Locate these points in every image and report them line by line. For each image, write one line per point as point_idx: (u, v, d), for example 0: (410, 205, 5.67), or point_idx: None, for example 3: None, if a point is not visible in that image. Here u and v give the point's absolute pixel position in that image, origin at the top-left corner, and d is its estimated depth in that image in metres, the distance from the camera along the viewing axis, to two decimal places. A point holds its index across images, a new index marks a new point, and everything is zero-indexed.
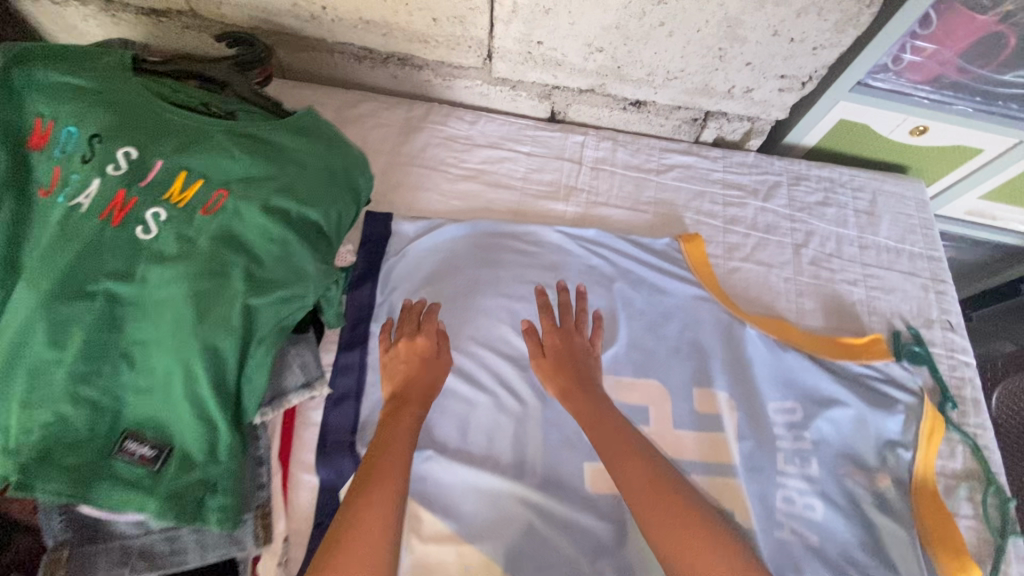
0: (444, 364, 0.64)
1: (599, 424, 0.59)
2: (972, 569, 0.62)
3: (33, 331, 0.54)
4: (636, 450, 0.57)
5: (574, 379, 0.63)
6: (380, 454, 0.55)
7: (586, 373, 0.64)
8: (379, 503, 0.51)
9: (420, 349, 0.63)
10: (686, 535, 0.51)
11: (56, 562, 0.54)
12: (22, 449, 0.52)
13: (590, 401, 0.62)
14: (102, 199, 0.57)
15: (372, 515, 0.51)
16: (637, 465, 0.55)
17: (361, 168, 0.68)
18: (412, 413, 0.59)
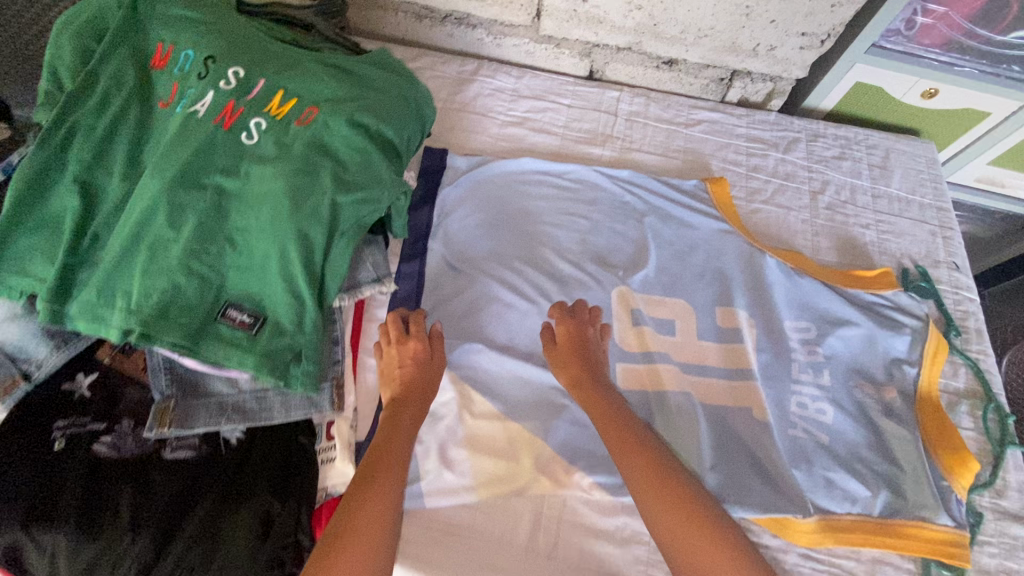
0: (437, 366, 0.67)
1: (609, 417, 0.63)
2: (973, 463, 0.68)
3: (155, 213, 0.63)
4: (638, 447, 0.60)
5: (582, 375, 0.66)
6: (382, 450, 0.59)
7: (596, 368, 0.67)
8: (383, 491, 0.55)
9: (417, 351, 0.66)
10: (687, 524, 0.55)
11: (163, 409, 0.62)
12: (142, 309, 0.61)
13: (599, 393, 0.65)
14: (215, 108, 0.67)
15: (375, 506, 0.54)
16: (643, 462, 0.59)
17: (427, 101, 0.78)
18: (413, 411, 0.63)
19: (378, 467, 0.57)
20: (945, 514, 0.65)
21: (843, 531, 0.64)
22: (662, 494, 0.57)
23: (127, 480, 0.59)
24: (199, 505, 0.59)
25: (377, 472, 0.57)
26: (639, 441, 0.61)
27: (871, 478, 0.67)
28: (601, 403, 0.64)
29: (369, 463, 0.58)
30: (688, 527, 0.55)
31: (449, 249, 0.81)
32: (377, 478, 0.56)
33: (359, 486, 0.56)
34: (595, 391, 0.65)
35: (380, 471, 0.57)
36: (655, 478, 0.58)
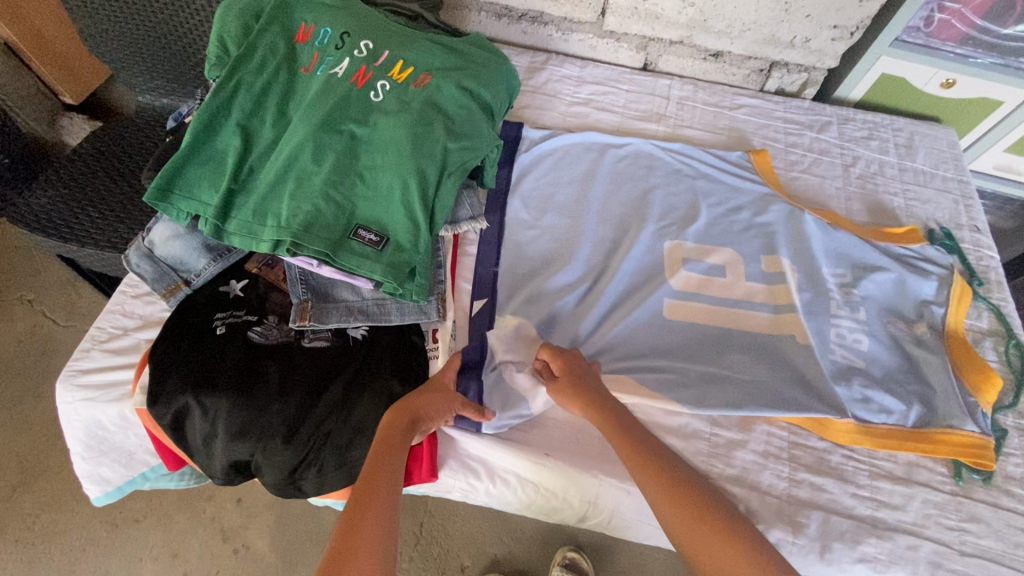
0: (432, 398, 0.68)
1: (630, 448, 0.64)
2: (997, 383, 0.77)
3: (303, 150, 0.77)
4: (671, 481, 0.61)
5: (587, 407, 0.67)
6: (378, 470, 0.60)
7: (602, 395, 0.68)
8: (378, 512, 0.57)
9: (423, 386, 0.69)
10: (721, 544, 0.56)
11: (304, 307, 0.74)
12: (290, 224, 0.73)
13: (624, 429, 0.65)
14: (350, 73, 0.83)
15: (374, 529, 0.55)
16: (658, 481, 0.61)
17: (514, 79, 0.93)
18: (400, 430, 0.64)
19: (374, 488, 0.58)
20: (971, 422, 0.73)
21: (881, 434, 0.73)
22: (680, 508, 0.59)
23: (276, 360, 0.71)
24: (335, 381, 0.70)
25: (375, 495, 0.58)
26: (663, 468, 0.62)
27: (905, 395, 0.76)
28: (615, 429, 0.65)
29: (364, 486, 0.59)
30: (708, 534, 0.57)
31: (526, 201, 0.93)
32: (374, 500, 0.57)
33: (357, 508, 0.57)
34: (607, 415, 0.66)
35: (372, 493, 0.58)
36: (673, 498, 0.60)
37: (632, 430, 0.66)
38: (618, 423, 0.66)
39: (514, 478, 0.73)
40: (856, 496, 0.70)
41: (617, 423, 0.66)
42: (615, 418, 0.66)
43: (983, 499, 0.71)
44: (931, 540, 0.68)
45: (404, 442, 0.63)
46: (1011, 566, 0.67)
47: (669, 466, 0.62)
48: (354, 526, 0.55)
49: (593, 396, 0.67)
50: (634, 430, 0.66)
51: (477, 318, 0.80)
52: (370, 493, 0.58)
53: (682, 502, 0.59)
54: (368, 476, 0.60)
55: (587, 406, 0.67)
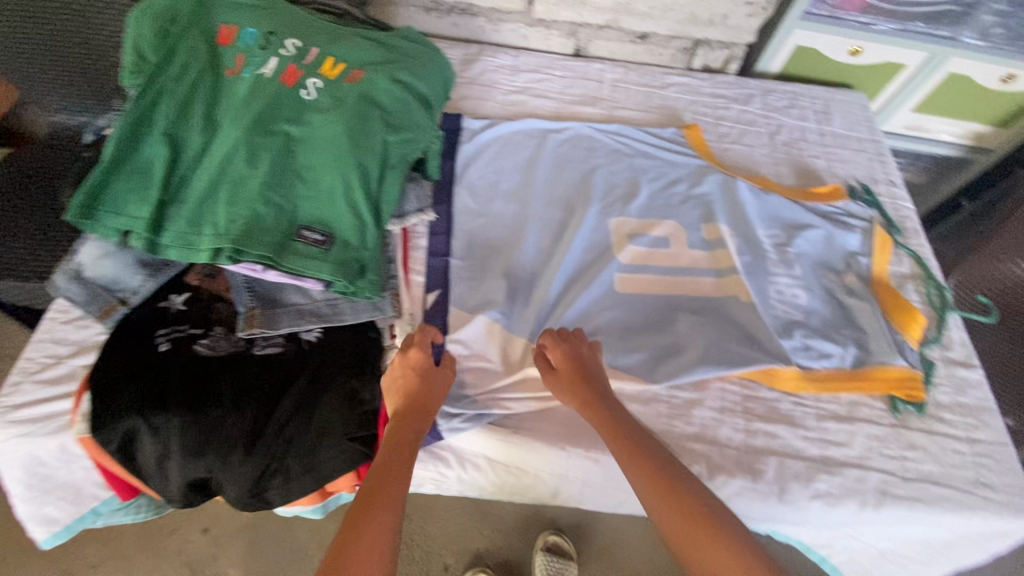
0: (435, 381, 0.68)
1: (625, 448, 0.63)
2: (919, 318, 0.84)
3: (236, 154, 0.75)
4: (667, 481, 0.60)
5: (583, 400, 0.67)
6: (388, 467, 0.59)
7: (600, 388, 0.68)
8: (385, 514, 0.56)
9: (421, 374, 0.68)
10: (714, 546, 0.55)
11: (252, 314, 0.72)
12: (230, 231, 0.71)
13: (621, 425, 0.65)
14: (279, 72, 0.81)
15: (377, 535, 0.54)
16: (648, 478, 0.60)
17: (449, 70, 0.93)
18: (415, 423, 0.64)
19: (381, 491, 0.57)
20: (900, 357, 0.79)
21: (822, 377, 0.78)
22: (669, 505, 0.58)
23: (225, 371, 0.69)
24: (292, 385, 0.68)
25: (384, 494, 0.57)
26: (659, 469, 0.61)
27: (841, 339, 0.82)
28: (610, 424, 0.65)
29: (368, 492, 0.57)
30: (693, 531, 0.56)
31: (471, 191, 0.93)
32: (381, 503, 0.56)
33: (359, 514, 0.56)
34: (603, 413, 0.66)
35: (380, 493, 0.57)
36: (661, 495, 0.59)
37: (624, 424, 0.65)
38: (611, 418, 0.65)
39: (483, 461, 0.74)
40: (807, 438, 0.75)
41: (615, 419, 0.65)
42: (605, 415, 0.66)
43: (919, 427, 0.77)
44: (876, 470, 0.73)
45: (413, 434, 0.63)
46: (949, 485, 0.73)
47: (665, 464, 0.61)
48: (361, 529, 0.54)
49: (591, 393, 0.67)
50: (626, 427, 0.65)
51: (432, 310, 0.80)
52: (378, 494, 0.57)
53: (676, 502, 0.58)
54: (375, 477, 0.59)
55: (584, 400, 0.67)
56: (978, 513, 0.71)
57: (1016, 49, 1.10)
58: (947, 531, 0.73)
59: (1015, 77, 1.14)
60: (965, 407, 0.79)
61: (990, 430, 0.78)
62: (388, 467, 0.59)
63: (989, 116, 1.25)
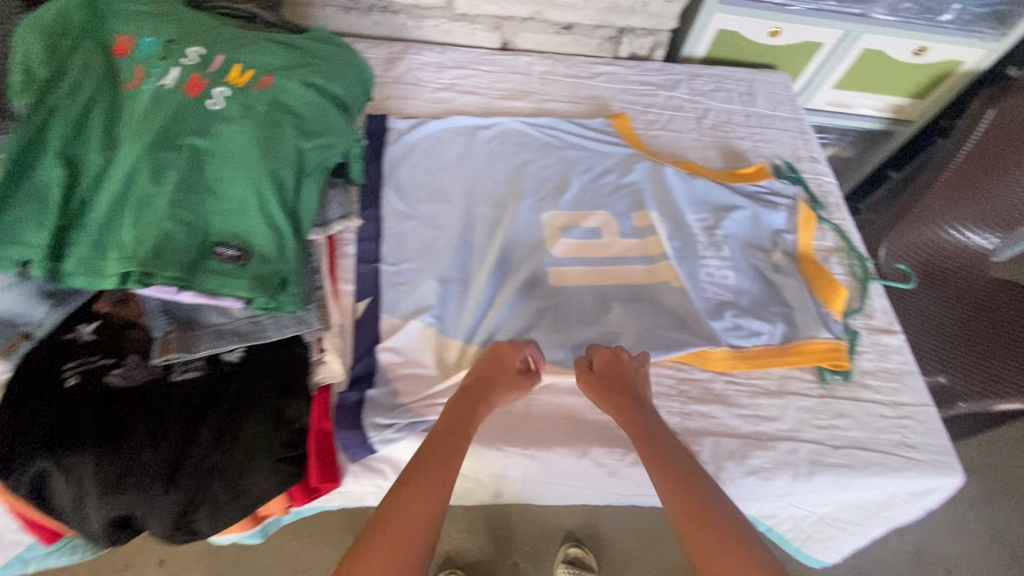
0: (508, 380, 0.72)
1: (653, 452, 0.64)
2: (841, 291, 0.86)
3: (139, 171, 0.71)
4: (689, 486, 0.61)
5: (620, 401, 0.69)
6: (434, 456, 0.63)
7: (636, 393, 0.70)
8: (421, 500, 0.60)
9: (497, 369, 0.72)
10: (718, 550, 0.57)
11: (167, 340, 0.69)
12: (137, 253, 0.68)
13: (652, 427, 0.67)
14: (181, 82, 0.77)
15: (412, 517, 0.58)
16: (665, 479, 0.62)
17: (366, 70, 0.91)
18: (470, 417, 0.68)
19: (426, 475, 0.61)
20: (824, 330, 0.82)
21: (751, 355, 0.80)
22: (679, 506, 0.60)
23: (142, 402, 0.66)
24: (214, 409, 0.66)
25: (427, 483, 0.61)
26: (682, 477, 0.62)
27: (769, 316, 0.84)
28: (642, 426, 0.67)
29: (411, 473, 0.62)
30: (700, 530, 0.58)
31: (399, 193, 0.91)
32: (420, 486, 0.61)
33: (398, 492, 0.61)
34: (636, 415, 0.68)
35: (423, 483, 0.61)
36: (674, 496, 0.61)
37: (649, 429, 0.67)
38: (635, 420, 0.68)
39: None
40: (740, 416, 0.76)
41: (647, 423, 0.67)
42: (635, 417, 0.68)
43: (846, 396, 0.79)
44: (807, 441, 0.75)
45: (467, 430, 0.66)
46: (876, 449, 0.76)
47: (688, 469, 0.63)
48: (398, 509, 0.59)
49: (624, 399, 0.69)
50: (652, 432, 0.66)
51: (363, 319, 0.78)
52: (422, 481, 0.61)
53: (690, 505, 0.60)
54: (425, 459, 0.63)
55: (616, 401, 0.69)
56: (904, 473, 0.74)
57: (924, 22, 1.14)
58: (878, 493, 0.76)
59: (926, 50, 1.19)
60: (888, 373, 0.82)
61: (912, 392, 0.81)
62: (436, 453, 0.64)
63: (907, 88, 1.29)
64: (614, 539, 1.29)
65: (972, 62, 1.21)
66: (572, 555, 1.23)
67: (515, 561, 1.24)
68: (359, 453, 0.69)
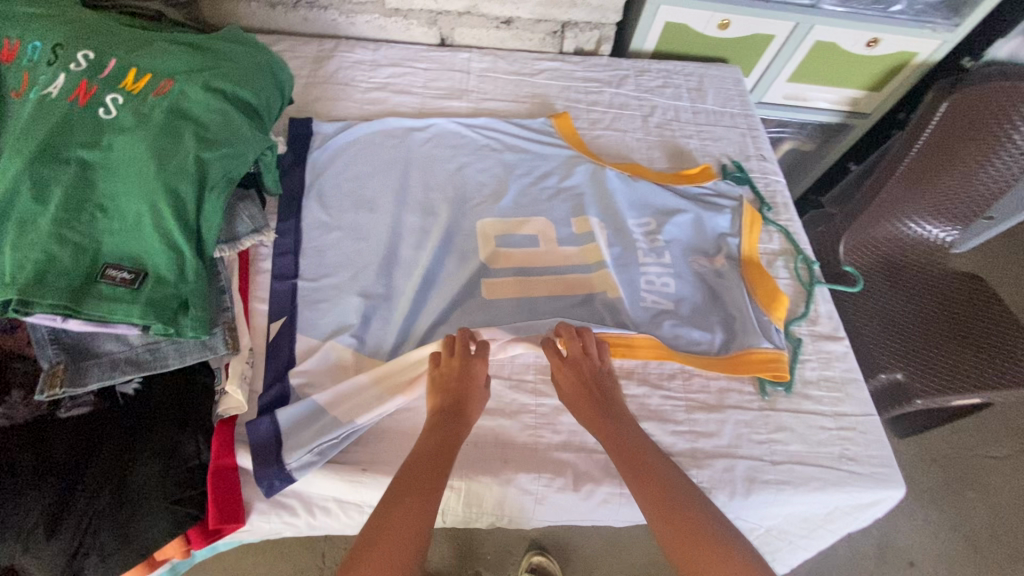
0: (474, 387, 0.68)
1: (630, 451, 0.64)
2: (782, 298, 0.84)
3: (18, 188, 0.64)
4: (669, 484, 0.61)
5: (597, 409, 0.68)
6: (421, 469, 0.60)
7: (609, 398, 0.69)
8: (413, 516, 0.56)
9: (469, 372, 0.68)
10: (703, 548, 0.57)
11: (55, 372, 0.63)
12: (16, 279, 0.61)
13: (626, 426, 0.67)
14: (68, 88, 0.71)
15: (403, 534, 0.55)
16: (651, 487, 0.61)
17: (281, 71, 0.85)
18: (453, 427, 0.64)
19: (415, 487, 0.59)
20: (764, 339, 0.79)
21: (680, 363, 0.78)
22: (669, 515, 0.59)
23: (24, 443, 0.60)
24: (106, 446, 0.62)
25: (409, 496, 0.58)
26: (661, 475, 0.62)
27: (709, 325, 0.82)
28: (619, 426, 0.66)
29: (399, 486, 0.59)
30: (690, 539, 0.58)
31: (323, 203, 0.86)
32: (412, 500, 0.57)
33: (385, 510, 0.57)
34: (614, 415, 0.67)
35: (406, 495, 0.58)
36: (661, 506, 0.60)
37: (628, 432, 0.66)
38: (617, 427, 0.66)
39: (335, 504, 0.69)
40: (675, 433, 0.73)
41: (622, 423, 0.67)
42: (616, 425, 0.66)
43: (787, 408, 0.77)
44: (744, 457, 0.72)
45: (441, 437, 0.63)
46: (815, 463, 0.73)
47: (665, 468, 0.63)
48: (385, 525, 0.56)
49: (592, 405, 0.68)
50: (634, 439, 0.65)
51: (277, 341, 0.74)
52: (405, 492, 0.58)
53: (671, 504, 0.60)
54: (409, 473, 0.60)
55: (596, 408, 0.68)
56: (844, 488, 0.72)
57: (876, 12, 1.11)
58: (820, 507, 0.73)
59: (879, 41, 1.15)
60: (831, 381, 0.80)
61: (854, 401, 0.78)
62: (421, 464, 0.61)
63: (862, 80, 1.26)
64: (580, 545, 1.27)
65: (925, 53, 1.19)
66: (535, 562, 1.20)
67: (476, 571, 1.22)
68: (275, 486, 0.64)
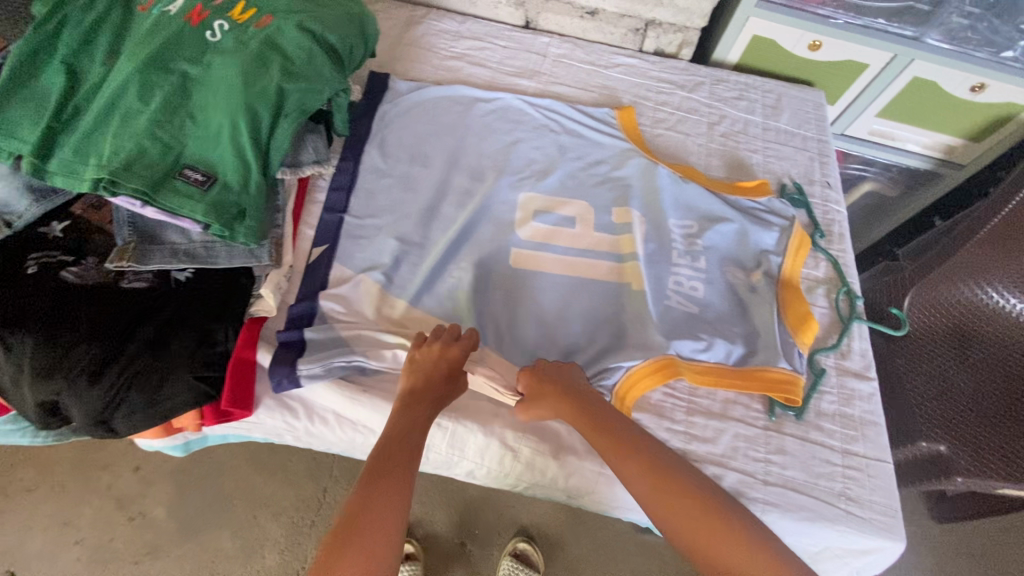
0: (448, 377, 0.68)
1: (622, 444, 0.64)
2: (814, 324, 0.81)
3: (129, 87, 0.74)
4: (666, 471, 0.63)
5: (581, 417, 0.66)
6: (400, 446, 0.63)
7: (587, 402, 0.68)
8: (398, 490, 0.60)
9: (443, 362, 0.68)
10: (714, 539, 0.59)
11: (124, 249, 0.72)
12: (111, 162, 0.71)
13: (615, 422, 0.67)
14: (185, 9, 0.81)
15: (386, 514, 0.58)
16: (654, 486, 0.62)
17: (370, 24, 0.92)
18: (425, 412, 0.66)
19: (390, 466, 0.61)
20: (783, 360, 0.77)
21: (687, 367, 0.76)
22: (681, 515, 0.60)
23: (87, 302, 0.69)
24: (148, 320, 0.69)
25: (388, 473, 0.60)
26: (657, 464, 0.63)
27: (729, 335, 0.80)
28: (599, 426, 0.66)
29: (378, 465, 0.61)
30: (707, 537, 0.59)
31: (382, 151, 0.92)
32: (395, 479, 0.60)
33: (376, 489, 0.59)
34: (595, 415, 0.67)
35: (384, 470, 0.61)
36: (673, 505, 0.61)
37: (617, 426, 0.66)
38: (599, 424, 0.66)
39: (334, 417, 0.75)
40: (670, 430, 0.73)
41: (605, 426, 0.66)
42: (611, 423, 0.66)
43: (793, 433, 0.74)
44: (735, 470, 0.71)
45: (418, 417, 0.66)
46: (811, 494, 0.70)
47: (659, 457, 0.64)
48: (369, 502, 0.58)
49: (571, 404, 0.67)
50: (630, 433, 0.66)
51: (314, 264, 0.81)
52: (385, 472, 0.61)
53: (673, 497, 0.61)
54: (390, 448, 0.62)
55: (581, 415, 0.66)
56: (837, 527, 0.68)
57: (985, 55, 1.05)
58: (809, 543, 0.70)
59: (985, 87, 1.08)
60: (848, 419, 0.76)
61: (869, 444, 0.75)
62: (405, 439, 0.63)
63: (960, 127, 1.17)
64: (568, 544, 1.26)
65: None
66: (519, 548, 1.22)
67: (462, 543, 1.25)
68: (283, 386, 0.70)
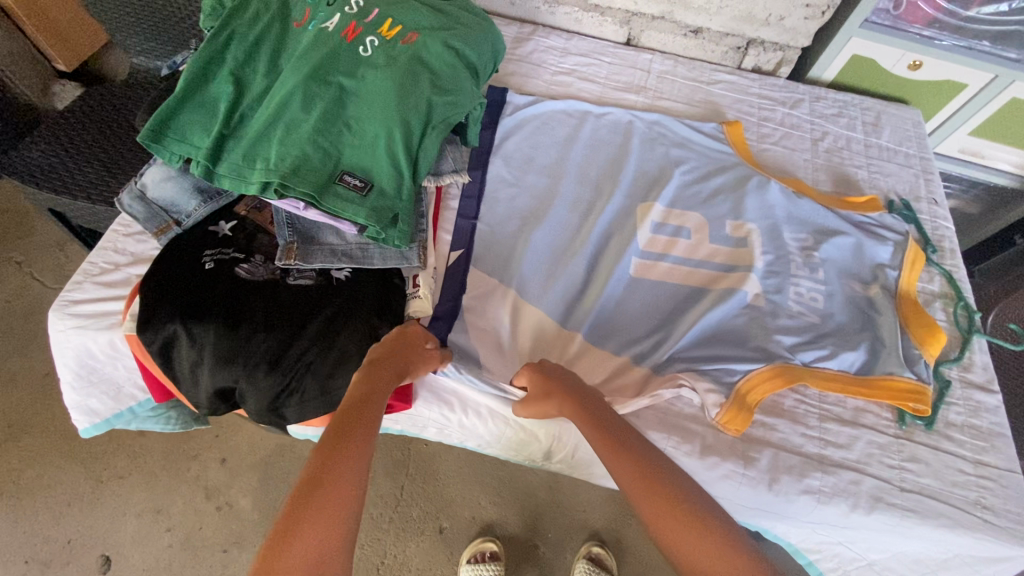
0: (414, 357, 0.72)
1: (613, 439, 0.66)
2: (940, 336, 0.82)
3: (294, 96, 0.79)
4: (651, 471, 0.63)
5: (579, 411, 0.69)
6: (361, 411, 0.63)
7: (583, 397, 0.70)
8: (358, 460, 0.58)
9: (408, 342, 0.72)
10: (693, 535, 0.58)
11: (290, 248, 0.77)
12: (280, 167, 0.75)
13: (611, 420, 0.68)
14: (340, 26, 0.86)
15: (346, 481, 0.56)
16: (644, 482, 0.62)
17: (499, 42, 0.97)
18: (388, 381, 0.67)
19: (352, 432, 0.60)
20: (909, 370, 0.79)
21: (812, 377, 0.78)
22: (663, 509, 0.60)
23: (258, 294, 0.74)
24: (316, 314, 0.74)
25: (353, 437, 0.60)
26: (642, 462, 0.63)
27: (855, 344, 0.82)
28: (594, 423, 0.67)
29: (339, 429, 0.61)
30: (685, 530, 0.58)
31: (507, 162, 0.97)
32: (357, 439, 0.60)
33: (332, 455, 0.57)
34: (592, 415, 0.68)
35: (347, 433, 0.60)
36: (657, 501, 0.60)
37: (615, 424, 0.67)
38: (597, 420, 0.67)
39: (486, 411, 0.81)
40: (806, 435, 0.76)
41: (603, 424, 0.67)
42: (607, 419, 0.68)
43: (925, 442, 0.76)
44: (872, 476, 0.73)
45: (384, 389, 0.67)
46: (947, 502, 0.72)
47: (649, 457, 0.64)
48: (329, 460, 0.57)
49: (571, 402, 0.69)
50: (624, 433, 0.67)
51: (453, 267, 0.85)
52: (346, 435, 0.60)
53: (658, 493, 0.61)
54: (352, 413, 0.63)
55: (581, 408, 0.69)
56: (976, 535, 0.70)
57: None
58: (941, 550, 0.72)
59: None
60: (977, 430, 0.78)
61: (999, 455, 0.76)
62: (368, 405, 0.64)
63: None
64: (640, 550, 1.27)
65: None
66: (593, 552, 1.23)
67: (535, 544, 1.27)
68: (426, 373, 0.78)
